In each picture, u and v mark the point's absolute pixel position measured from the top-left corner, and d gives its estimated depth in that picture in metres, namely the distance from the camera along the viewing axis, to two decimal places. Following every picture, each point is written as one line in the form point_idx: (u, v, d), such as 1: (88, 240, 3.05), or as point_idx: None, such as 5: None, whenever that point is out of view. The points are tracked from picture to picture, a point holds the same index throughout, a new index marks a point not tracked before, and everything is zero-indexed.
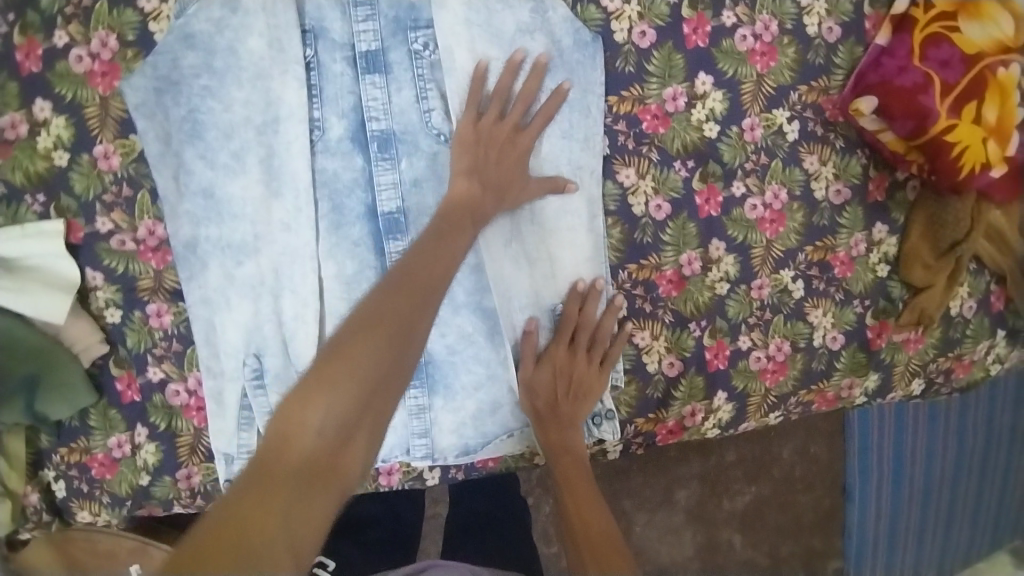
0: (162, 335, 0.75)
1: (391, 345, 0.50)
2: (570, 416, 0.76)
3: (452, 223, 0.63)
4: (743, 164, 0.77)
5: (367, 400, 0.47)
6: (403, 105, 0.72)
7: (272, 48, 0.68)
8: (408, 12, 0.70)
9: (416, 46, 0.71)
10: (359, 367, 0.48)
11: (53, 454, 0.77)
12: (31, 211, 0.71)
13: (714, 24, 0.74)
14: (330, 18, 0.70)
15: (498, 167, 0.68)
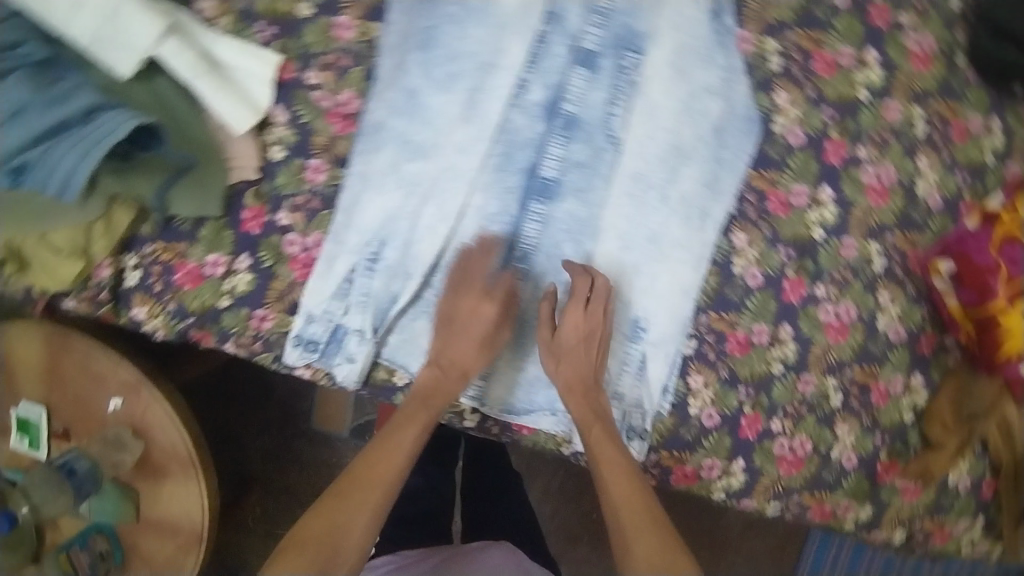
0: (309, 188, 0.81)
1: (354, 501, 0.78)
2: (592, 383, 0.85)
3: (411, 416, 0.82)
4: (832, 272, 0.88)
5: (326, 558, 0.74)
6: (594, 102, 0.82)
7: (521, 9, 0.79)
8: (635, 32, 0.81)
9: (625, 62, 0.82)
10: (335, 514, 0.77)
11: (147, 245, 0.82)
12: (255, 37, 0.79)
13: (850, 152, 0.87)
14: (571, 9, 0.80)
15: (454, 349, 0.83)
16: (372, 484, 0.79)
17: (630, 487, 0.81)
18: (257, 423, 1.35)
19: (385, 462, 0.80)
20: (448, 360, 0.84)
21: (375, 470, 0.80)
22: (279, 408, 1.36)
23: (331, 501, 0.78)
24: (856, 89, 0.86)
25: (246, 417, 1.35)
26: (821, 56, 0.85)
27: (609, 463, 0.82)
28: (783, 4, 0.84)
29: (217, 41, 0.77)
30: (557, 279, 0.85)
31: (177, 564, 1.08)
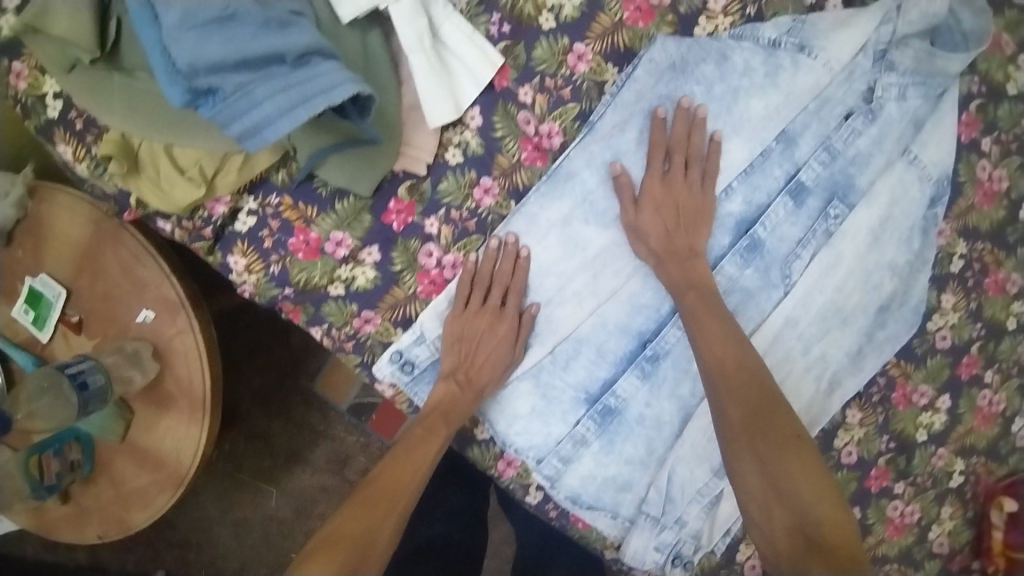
0: (472, 207, 0.74)
1: (383, 510, 0.68)
2: (688, 246, 0.75)
3: (427, 428, 0.73)
4: (916, 474, 0.88)
5: (364, 552, 0.65)
6: (784, 236, 0.78)
7: (762, 119, 0.74)
8: (852, 185, 0.78)
9: (830, 207, 0.78)
10: (371, 514, 0.68)
11: (273, 194, 0.72)
12: (484, 28, 0.71)
13: (978, 371, 0.87)
14: (805, 138, 0.76)
15: (477, 366, 0.74)
16: (396, 502, 0.70)
17: (736, 372, 0.70)
18: (260, 362, 1.26)
19: (412, 471, 0.72)
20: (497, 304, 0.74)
21: (397, 480, 0.71)
22: (285, 357, 1.27)
23: (353, 509, 0.68)
24: (1009, 317, 0.86)
25: (249, 355, 1.26)
26: (995, 276, 0.85)
27: (709, 342, 0.72)
28: (986, 214, 0.83)
29: (447, 17, 0.69)
30: (673, 390, 0.79)
31: (146, 499, 0.96)
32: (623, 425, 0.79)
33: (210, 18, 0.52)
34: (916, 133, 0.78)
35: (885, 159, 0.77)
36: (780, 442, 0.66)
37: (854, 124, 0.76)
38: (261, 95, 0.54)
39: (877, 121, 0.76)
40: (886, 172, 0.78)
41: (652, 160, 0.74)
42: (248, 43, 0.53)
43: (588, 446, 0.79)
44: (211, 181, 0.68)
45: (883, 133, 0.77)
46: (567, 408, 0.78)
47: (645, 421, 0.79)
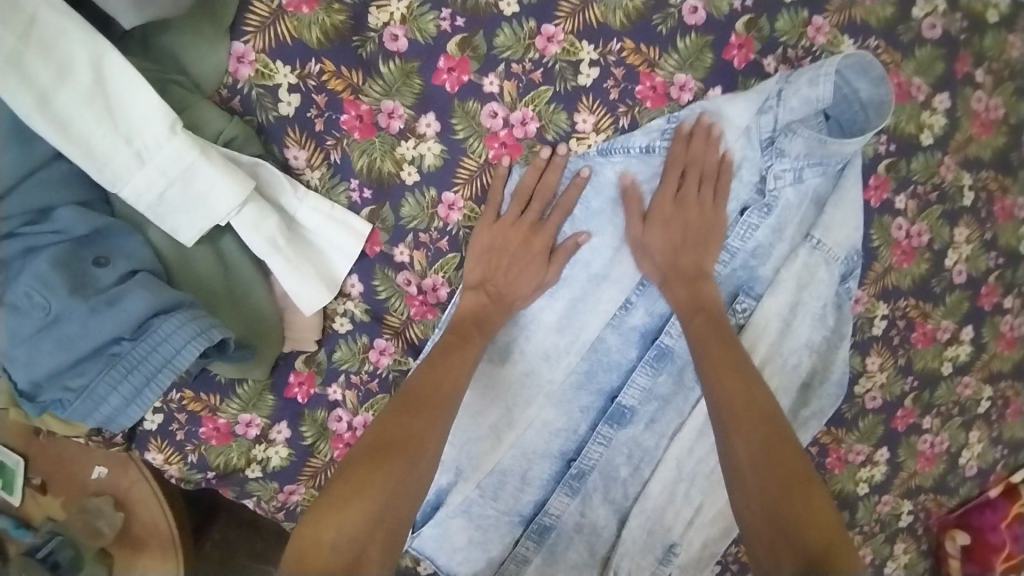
0: (371, 369, 0.73)
1: (396, 487, 0.56)
2: (697, 266, 0.73)
3: (460, 335, 0.69)
4: (863, 524, 0.89)
5: (386, 512, 0.55)
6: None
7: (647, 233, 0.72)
8: (752, 276, 0.77)
9: (735, 300, 0.77)
10: (376, 489, 0.55)
11: (174, 390, 0.73)
12: (345, 195, 0.69)
13: (915, 420, 0.87)
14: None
15: (508, 279, 0.71)
16: (418, 456, 0.59)
17: (749, 413, 0.62)
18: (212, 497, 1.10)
19: (457, 371, 0.66)
20: (496, 288, 0.71)
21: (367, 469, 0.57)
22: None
23: (314, 517, 0.53)
24: (943, 363, 0.86)
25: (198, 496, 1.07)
26: (923, 328, 0.84)
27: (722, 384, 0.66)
28: (907, 271, 0.81)
29: (302, 201, 0.67)
30: (604, 497, 0.81)
31: None
32: (562, 537, 0.81)
33: (36, 328, 0.52)
34: (814, 214, 0.76)
35: (784, 246, 0.75)
36: (770, 450, 0.59)
37: (748, 217, 0.74)
38: (105, 385, 0.54)
39: (773, 213, 0.74)
40: (793, 257, 0.75)
41: (667, 178, 0.72)
42: (77, 341, 0.53)
43: (529, 563, 0.81)
44: None
45: (780, 221, 0.75)
46: (502, 534, 0.80)
47: (582, 528, 0.82)
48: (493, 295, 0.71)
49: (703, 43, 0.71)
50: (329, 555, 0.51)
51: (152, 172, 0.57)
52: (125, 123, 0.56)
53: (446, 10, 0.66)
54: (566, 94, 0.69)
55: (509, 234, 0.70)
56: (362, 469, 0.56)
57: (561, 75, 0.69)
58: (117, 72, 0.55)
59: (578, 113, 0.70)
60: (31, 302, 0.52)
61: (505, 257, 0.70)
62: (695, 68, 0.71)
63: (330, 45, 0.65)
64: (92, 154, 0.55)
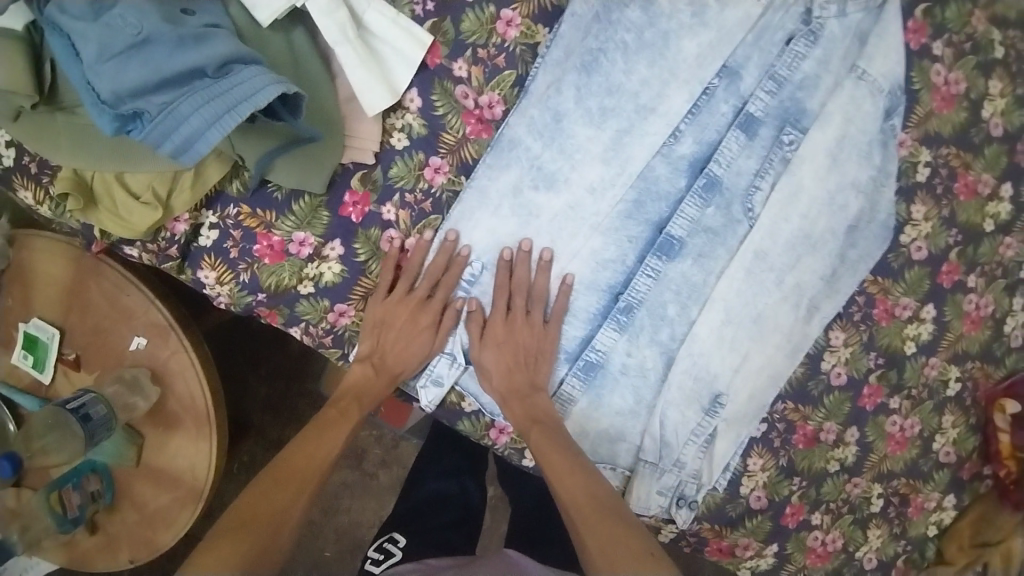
0: (425, 188, 0.75)
1: (262, 545, 0.65)
2: (529, 383, 0.78)
3: (333, 417, 0.77)
4: (911, 387, 0.88)
5: (270, 536, 0.66)
6: (742, 170, 0.78)
7: (699, 60, 0.75)
8: (801, 108, 0.78)
9: (785, 132, 0.78)
10: (253, 537, 0.65)
11: (231, 206, 0.75)
12: (409, 8, 0.72)
13: (960, 277, 0.87)
14: (748, 70, 0.76)
15: (396, 348, 0.77)
16: (275, 526, 0.67)
17: (591, 508, 0.70)
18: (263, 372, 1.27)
19: (319, 450, 0.76)
20: (380, 358, 0.77)
21: (253, 502, 0.68)
22: (288, 364, 1.28)
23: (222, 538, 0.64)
24: (985, 220, 0.87)
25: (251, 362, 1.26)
26: (965, 179, 0.85)
27: (570, 488, 0.72)
28: (947, 118, 0.83)
29: (370, 5, 0.69)
30: (652, 337, 0.80)
31: (170, 515, 1.01)
32: (608, 377, 0.80)
33: (127, 44, 0.56)
34: (862, 47, 0.78)
35: (830, 77, 0.77)
36: (603, 533, 0.67)
37: (796, 44, 0.76)
38: (187, 105, 0.58)
39: (820, 41, 0.76)
40: (837, 88, 0.77)
41: (496, 302, 0.78)
42: (166, 63, 0.57)
43: (575, 404, 0.81)
44: (169, 202, 0.71)
45: (828, 50, 0.76)
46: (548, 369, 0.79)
47: (628, 372, 0.81)
48: (379, 367, 0.78)
49: None
50: (222, 559, 0.62)
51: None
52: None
53: None
54: None
55: (399, 310, 0.76)
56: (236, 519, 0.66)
57: None
58: None
59: None
60: (126, 22, 0.56)
61: (402, 313, 0.76)
62: None
63: None
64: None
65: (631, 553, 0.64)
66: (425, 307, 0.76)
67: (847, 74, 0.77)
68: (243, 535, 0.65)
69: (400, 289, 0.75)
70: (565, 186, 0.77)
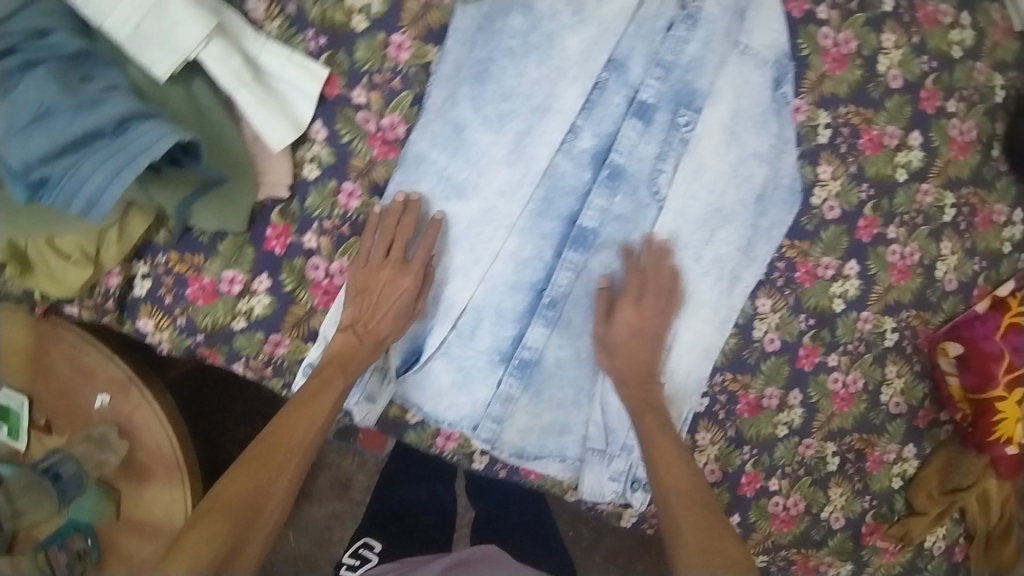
0: (341, 213, 0.79)
1: (244, 529, 0.67)
2: (647, 370, 0.81)
3: (317, 386, 0.75)
4: (846, 343, 0.90)
5: (246, 531, 0.67)
6: (644, 154, 0.80)
7: (584, 56, 0.77)
8: (694, 88, 0.80)
9: (680, 113, 0.81)
10: (230, 518, 0.67)
11: (160, 254, 0.79)
12: (303, 46, 0.75)
13: (880, 230, 0.89)
14: (634, 60, 0.79)
15: (376, 319, 0.76)
16: (258, 513, 0.68)
17: (693, 499, 0.75)
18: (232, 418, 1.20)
19: (308, 417, 0.74)
20: (364, 326, 0.77)
21: (232, 490, 0.68)
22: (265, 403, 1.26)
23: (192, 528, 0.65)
24: (897, 169, 0.88)
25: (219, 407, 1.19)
26: (869, 134, 0.87)
27: (678, 485, 0.76)
28: (841, 78, 0.85)
29: (263, 48, 0.73)
30: (581, 327, 0.83)
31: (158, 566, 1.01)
32: (545, 372, 0.83)
33: (30, 118, 0.61)
34: (744, 22, 0.80)
35: (718, 54, 0.80)
36: (697, 526, 0.73)
37: (677, 29, 0.79)
38: (89, 166, 0.62)
39: (701, 21, 0.79)
40: (725, 65, 0.80)
41: (628, 288, 0.81)
42: (64, 130, 0.61)
43: (516, 403, 0.83)
44: (98, 257, 0.75)
45: (711, 28, 0.79)
46: (484, 372, 0.82)
47: (563, 364, 0.84)
48: (362, 334, 0.77)
49: None
50: (195, 553, 0.63)
51: (127, 6, 0.65)
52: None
53: None
54: None
55: (377, 274, 0.77)
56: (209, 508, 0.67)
57: None
58: None
59: None
60: (26, 97, 0.61)
61: (379, 261, 0.77)
62: None
63: None
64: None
65: (718, 551, 0.70)
66: (402, 268, 0.76)
67: (731, 48, 0.80)
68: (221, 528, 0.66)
69: (374, 258, 0.77)
70: (474, 194, 0.79)
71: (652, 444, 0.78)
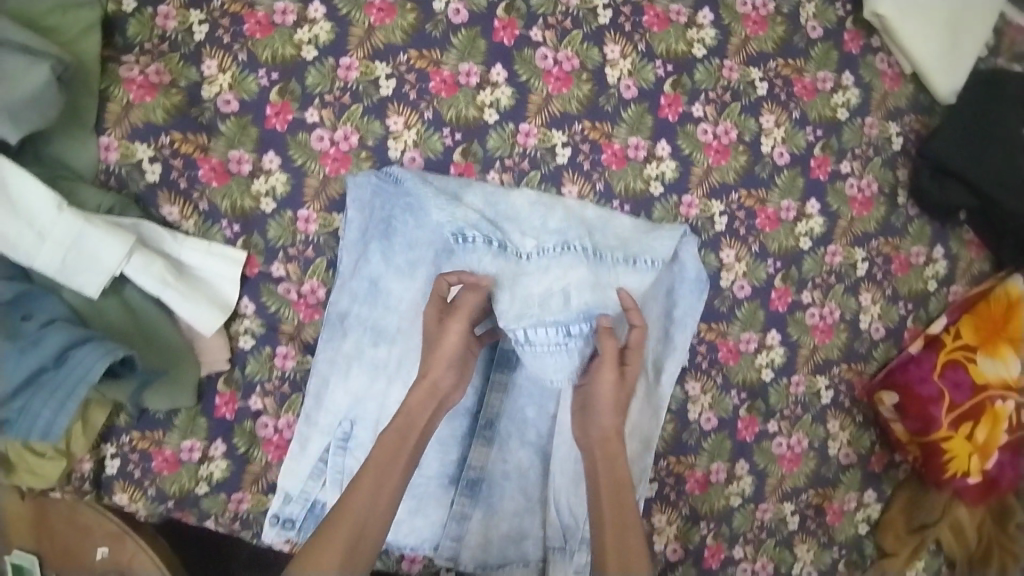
0: (280, 373, 0.86)
1: (357, 533, 0.72)
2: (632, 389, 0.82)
3: (387, 452, 0.76)
4: (782, 409, 0.94)
5: (355, 536, 0.71)
6: (557, 367, 0.81)
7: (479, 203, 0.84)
8: (560, 318, 0.79)
9: (572, 327, 0.80)
10: (341, 538, 0.71)
11: (124, 435, 0.85)
12: (220, 233, 0.82)
13: (794, 297, 0.93)
14: (521, 200, 0.85)
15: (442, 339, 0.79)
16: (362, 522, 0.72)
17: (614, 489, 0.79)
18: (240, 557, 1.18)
19: (401, 463, 0.76)
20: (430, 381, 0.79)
21: (328, 546, 0.70)
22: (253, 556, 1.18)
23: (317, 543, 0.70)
24: (799, 239, 0.92)
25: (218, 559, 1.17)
26: (765, 212, 0.91)
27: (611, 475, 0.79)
28: (727, 167, 0.90)
29: (182, 245, 0.80)
30: (521, 440, 0.89)
31: None
32: (494, 486, 0.89)
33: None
34: (597, 220, 0.86)
35: (563, 278, 0.80)
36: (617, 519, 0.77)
37: (518, 335, 0.80)
38: (39, 403, 0.69)
39: (531, 313, 0.79)
40: (570, 313, 0.80)
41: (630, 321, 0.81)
42: (11, 374, 0.69)
43: (471, 518, 0.88)
44: (68, 449, 0.81)
45: (543, 294, 0.80)
46: (436, 496, 0.88)
47: (510, 475, 0.89)
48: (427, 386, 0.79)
49: (474, 33, 0.84)
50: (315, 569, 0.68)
51: (50, 245, 0.72)
52: (24, 209, 0.71)
53: (261, 70, 0.82)
54: (374, 105, 0.83)
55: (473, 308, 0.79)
56: (309, 550, 0.70)
57: (365, 93, 0.83)
58: (14, 177, 0.71)
59: (388, 117, 0.83)
60: None
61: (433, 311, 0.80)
62: (474, 55, 0.84)
63: (173, 120, 0.80)
64: (6, 242, 0.71)
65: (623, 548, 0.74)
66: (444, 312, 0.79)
67: (571, 249, 0.82)
68: (330, 548, 0.70)
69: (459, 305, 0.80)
70: (398, 334, 0.85)
71: (601, 429, 0.80)
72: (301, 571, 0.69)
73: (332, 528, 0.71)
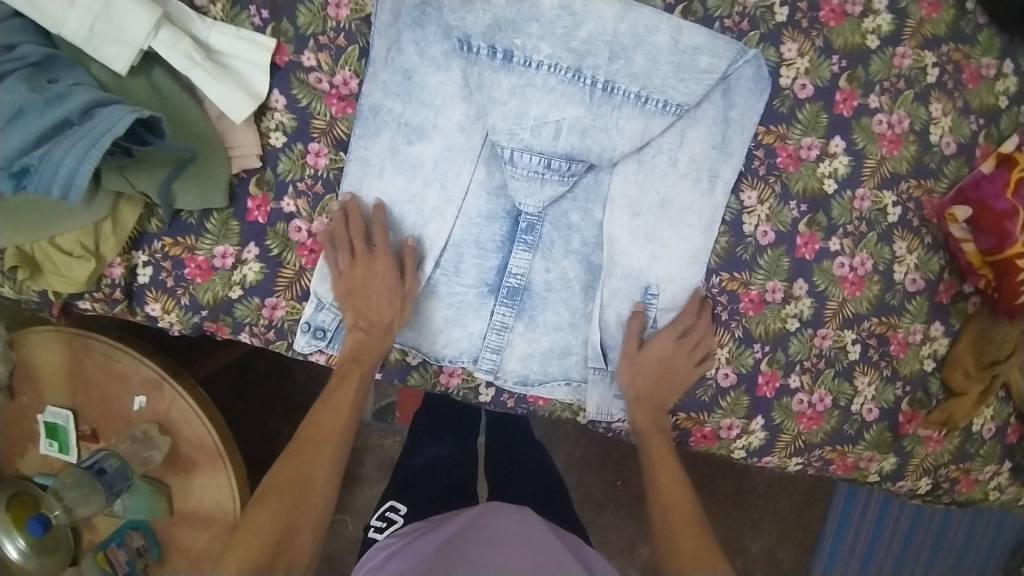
0: (312, 173, 0.81)
1: (321, 441, 0.78)
2: (666, 398, 0.85)
3: (342, 374, 0.81)
4: (846, 224, 0.87)
5: (322, 454, 0.78)
6: (530, 196, 0.82)
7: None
8: (545, 149, 0.80)
9: (552, 161, 0.80)
10: (313, 461, 0.77)
11: (154, 241, 0.82)
12: (248, 21, 0.78)
13: (860, 101, 0.85)
14: None
15: (373, 279, 0.79)
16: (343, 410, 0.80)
17: (677, 518, 0.79)
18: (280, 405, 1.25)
19: (371, 351, 0.81)
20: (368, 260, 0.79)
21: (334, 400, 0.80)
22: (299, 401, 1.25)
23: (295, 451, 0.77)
24: (866, 38, 0.85)
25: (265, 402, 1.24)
26: (829, 5, 0.84)
27: (664, 483, 0.82)
28: None
29: (211, 29, 0.77)
30: (565, 247, 0.85)
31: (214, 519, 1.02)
32: (536, 297, 0.85)
33: (4, 119, 0.65)
34: (630, 38, 0.79)
35: (560, 111, 0.79)
36: (668, 518, 0.79)
37: (505, 154, 0.80)
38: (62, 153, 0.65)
39: (519, 134, 0.79)
40: (556, 148, 0.80)
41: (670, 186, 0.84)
42: (36, 124, 0.65)
43: (511, 329, 0.85)
44: (97, 249, 0.77)
45: (535, 121, 0.79)
46: (476, 304, 0.84)
47: (553, 287, 0.85)
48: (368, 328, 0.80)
49: None
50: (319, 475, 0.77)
51: (81, 11, 0.69)
52: None
53: None
54: None
55: (359, 236, 0.79)
56: (272, 491, 0.74)
57: None
58: None
59: None
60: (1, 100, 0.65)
61: (358, 259, 0.79)
62: None
63: None
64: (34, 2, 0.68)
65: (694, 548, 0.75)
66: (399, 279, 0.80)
67: (578, 80, 0.78)
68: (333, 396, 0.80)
69: (355, 247, 0.79)
70: (433, 132, 0.81)
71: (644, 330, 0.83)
72: (279, 474, 0.75)
73: (303, 495, 0.75)
